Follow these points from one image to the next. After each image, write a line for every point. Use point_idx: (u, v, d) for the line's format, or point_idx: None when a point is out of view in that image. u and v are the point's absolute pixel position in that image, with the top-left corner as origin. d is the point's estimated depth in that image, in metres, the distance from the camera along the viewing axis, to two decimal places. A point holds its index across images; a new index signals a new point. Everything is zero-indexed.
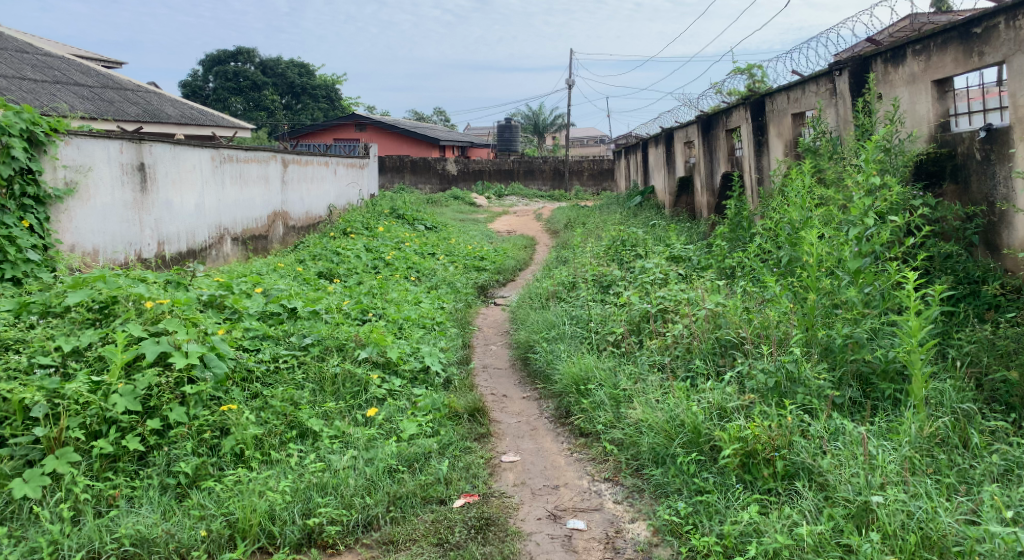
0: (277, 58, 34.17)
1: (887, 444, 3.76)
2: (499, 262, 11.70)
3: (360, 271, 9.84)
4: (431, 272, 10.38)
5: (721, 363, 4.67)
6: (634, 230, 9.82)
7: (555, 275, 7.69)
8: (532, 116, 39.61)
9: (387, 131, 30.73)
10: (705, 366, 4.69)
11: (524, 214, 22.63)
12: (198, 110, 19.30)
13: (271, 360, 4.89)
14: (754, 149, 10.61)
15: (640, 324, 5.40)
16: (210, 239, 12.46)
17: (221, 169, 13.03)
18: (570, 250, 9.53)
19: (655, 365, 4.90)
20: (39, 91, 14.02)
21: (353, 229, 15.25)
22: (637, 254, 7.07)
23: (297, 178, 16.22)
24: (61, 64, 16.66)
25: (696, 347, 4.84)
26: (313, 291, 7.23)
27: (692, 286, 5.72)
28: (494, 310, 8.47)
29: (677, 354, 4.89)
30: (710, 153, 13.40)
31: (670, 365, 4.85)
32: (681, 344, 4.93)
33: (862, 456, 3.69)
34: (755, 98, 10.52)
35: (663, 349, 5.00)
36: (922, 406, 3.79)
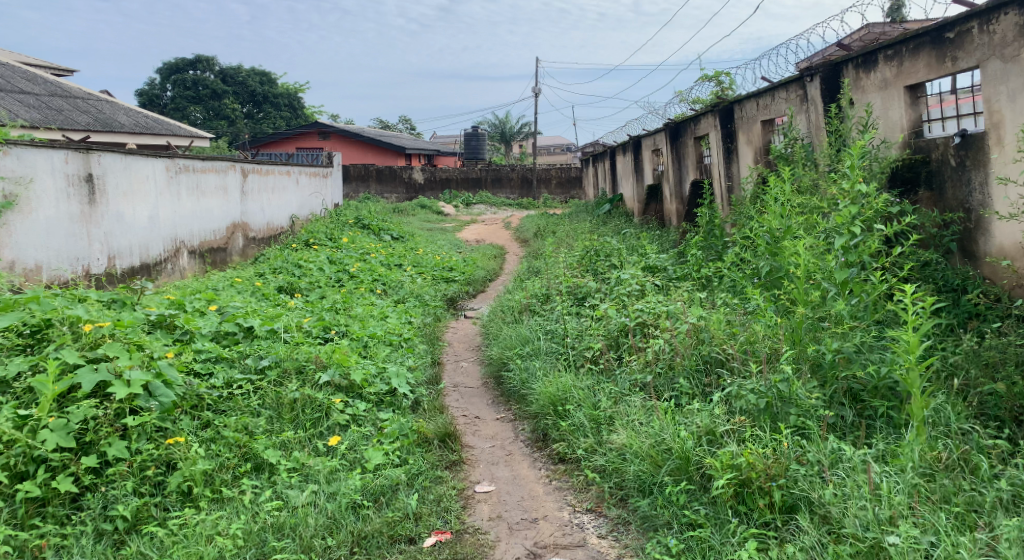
0: (238, 67, 33.61)
1: (891, 470, 3.55)
2: (468, 273, 11.41)
3: (323, 285, 9.48)
4: (398, 285, 10.06)
5: (709, 383, 4.44)
6: (606, 238, 9.61)
7: (527, 287, 7.42)
8: (498, 124, 39.44)
9: (351, 140, 30.33)
10: (690, 385, 4.46)
11: (492, 223, 22.37)
12: (154, 119, 18.78)
13: (225, 385, 4.56)
14: (723, 157, 10.41)
15: (618, 340, 5.14)
16: (166, 252, 12.08)
17: (178, 179, 12.65)
18: (541, 261, 9.28)
19: (638, 384, 4.65)
20: None
21: (317, 239, 14.85)
22: (611, 265, 6.83)
23: (258, 188, 15.80)
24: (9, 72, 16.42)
25: (679, 364, 4.60)
26: (273, 308, 6.90)
27: (673, 297, 5.50)
28: (464, 324, 8.17)
29: (659, 371, 4.64)
30: (678, 160, 13.23)
31: (652, 384, 4.60)
32: (663, 361, 4.69)
33: (868, 487, 3.47)
34: (723, 105, 10.32)
35: (644, 367, 4.75)
36: (922, 428, 3.59)
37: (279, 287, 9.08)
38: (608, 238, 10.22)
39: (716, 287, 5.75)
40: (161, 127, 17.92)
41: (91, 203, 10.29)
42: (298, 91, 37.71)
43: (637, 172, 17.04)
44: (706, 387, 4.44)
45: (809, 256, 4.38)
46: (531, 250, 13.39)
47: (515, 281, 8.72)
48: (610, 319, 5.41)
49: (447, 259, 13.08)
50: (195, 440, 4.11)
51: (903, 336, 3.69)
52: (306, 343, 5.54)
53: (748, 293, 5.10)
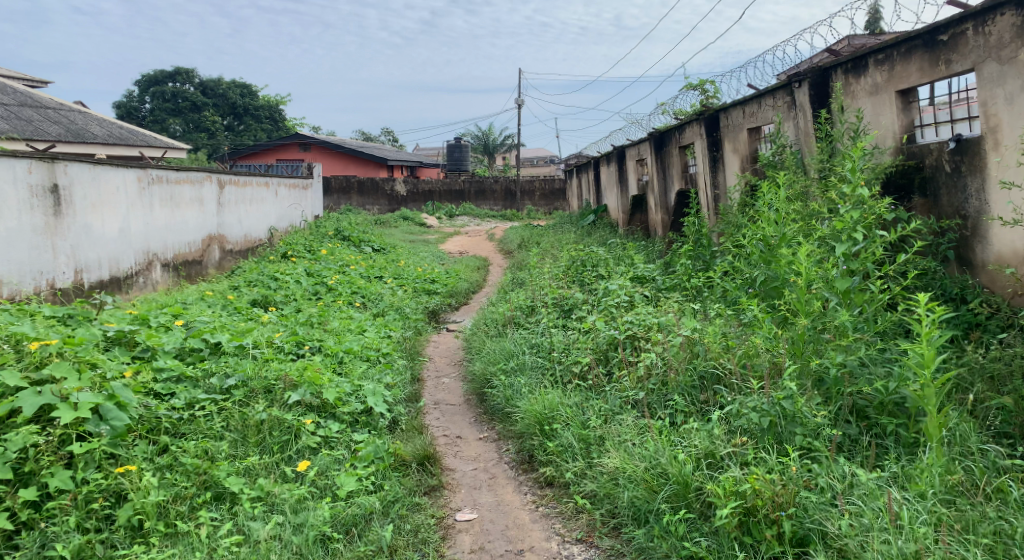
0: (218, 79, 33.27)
1: (910, 498, 3.35)
2: (451, 285, 11.13)
3: (300, 298, 9.18)
4: (379, 298, 9.76)
5: (707, 398, 4.20)
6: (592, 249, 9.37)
7: (510, 298, 7.16)
8: (481, 136, 39.25)
9: (333, 152, 30.03)
10: (685, 401, 4.22)
11: (475, 234, 22.12)
12: (129, 130, 18.44)
13: (185, 407, 4.25)
14: (709, 165, 10.18)
15: (608, 353, 4.88)
16: (138, 265, 11.75)
17: (151, 190, 12.32)
18: (525, 272, 9.02)
19: (630, 400, 4.39)
20: None
21: (296, 252, 14.51)
22: (597, 276, 6.58)
23: (235, 200, 15.45)
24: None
25: (673, 380, 4.35)
26: (245, 323, 6.60)
27: (664, 308, 5.25)
28: (446, 338, 7.88)
29: (652, 388, 4.39)
30: (663, 169, 13.02)
31: (645, 401, 4.35)
32: (656, 376, 4.44)
33: (887, 517, 3.27)
34: (708, 112, 10.08)
35: (635, 383, 4.49)
36: (941, 449, 3.40)
37: (254, 302, 8.77)
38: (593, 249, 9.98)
39: (707, 298, 5.51)
40: (136, 139, 17.57)
41: (57, 214, 9.99)
42: (279, 103, 37.38)
43: (622, 182, 16.84)
44: (703, 403, 4.19)
45: (809, 262, 4.12)
46: (515, 260, 13.13)
47: (499, 292, 8.46)
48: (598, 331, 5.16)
49: (428, 271, 12.78)
50: (148, 468, 3.79)
51: (917, 350, 3.46)
52: (276, 360, 5.24)
53: (742, 303, 4.87)
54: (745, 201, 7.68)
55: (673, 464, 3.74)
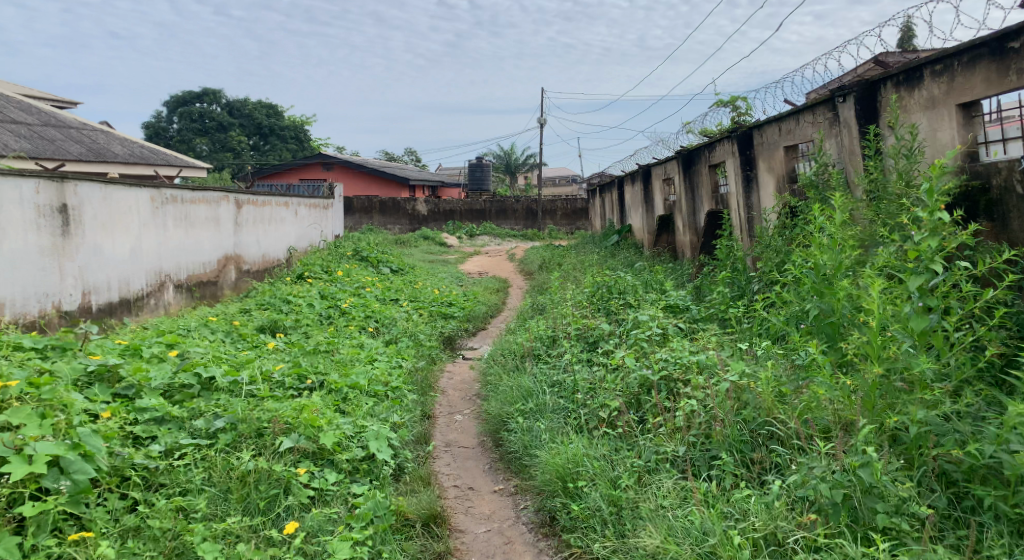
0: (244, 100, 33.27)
1: None
2: (469, 309, 10.65)
3: (310, 324, 8.72)
4: (393, 322, 9.29)
5: (762, 461, 3.84)
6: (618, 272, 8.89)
7: (531, 327, 6.67)
8: (503, 155, 38.95)
9: (354, 171, 29.80)
10: (736, 461, 3.87)
11: (496, 254, 21.67)
12: (150, 149, 18.28)
13: (163, 455, 3.88)
14: (742, 185, 9.68)
15: (640, 397, 4.46)
16: (149, 287, 11.39)
17: (164, 210, 11.99)
18: (548, 296, 8.53)
19: (668, 456, 4.02)
20: None
21: (312, 273, 14.12)
22: (626, 305, 6.09)
23: (252, 220, 15.13)
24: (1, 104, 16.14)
25: (718, 434, 3.97)
26: (246, 354, 6.17)
27: (701, 343, 4.79)
28: (461, 368, 7.38)
29: (693, 442, 4.03)
30: (693, 189, 12.50)
31: (685, 458, 3.99)
32: (698, 428, 4.07)
33: None
34: (742, 129, 9.57)
35: (673, 436, 4.11)
36: None
37: (259, 327, 8.32)
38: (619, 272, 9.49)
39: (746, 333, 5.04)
40: (157, 159, 17.37)
41: (65, 234, 9.66)
42: (303, 122, 37.30)
43: (647, 202, 16.31)
44: (757, 464, 3.84)
45: (878, 298, 3.65)
46: (537, 283, 12.63)
47: (517, 320, 7.97)
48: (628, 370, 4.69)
49: (444, 293, 12.33)
50: (108, 534, 3.44)
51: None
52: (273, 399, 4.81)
53: (790, 342, 4.44)
54: (782, 224, 7.18)
55: (726, 544, 3.42)
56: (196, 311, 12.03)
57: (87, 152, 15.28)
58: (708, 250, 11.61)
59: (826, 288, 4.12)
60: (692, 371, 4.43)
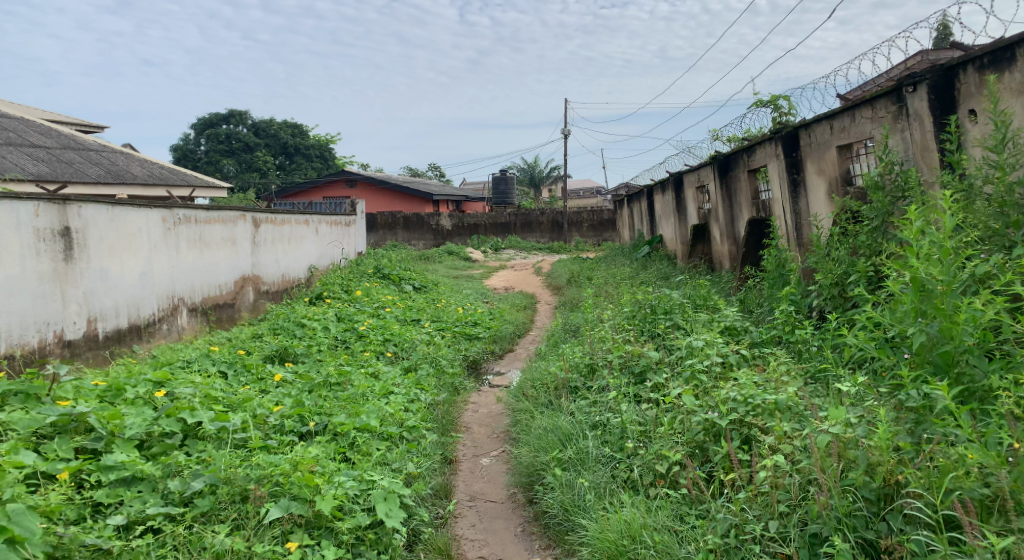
0: (270, 120, 33.00)
1: None
2: (495, 329, 9.94)
3: (323, 350, 8.06)
4: (415, 346, 8.62)
5: (893, 550, 3.28)
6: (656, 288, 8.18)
7: (565, 353, 5.96)
8: (527, 167, 38.37)
9: (378, 188, 29.33)
10: (852, 544, 3.34)
11: (522, 269, 20.94)
12: (170, 169, 17.93)
13: (121, 532, 3.46)
14: (790, 190, 8.96)
15: (705, 445, 4.00)
16: (161, 311, 10.81)
17: (177, 231, 11.44)
18: (582, 314, 7.80)
19: (754, 536, 3.52)
20: None
21: (330, 293, 13.50)
22: (677, 328, 5.38)
23: (271, 239, 14.58)
24: (18, 127, 15.83)
25: (824, 508, 3.44)
26: (249, 392, 5.55)
27: (766, 380, 4.23)
28: (487, 398, 6.59)
29: (784, 514, 3.53)
30: (734, 196, 11.73)
31: (769, 535, 3.50)
32: (789, 491, 3.58)
33: None
34: (788, 129, 8.83)
35: (754, 502, 3.64)
36: None
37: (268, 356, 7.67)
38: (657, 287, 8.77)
39: (830, 367, 4.46)
40: (176, 179, 16.96)
41: (69, 259, 9.08)
42: (328, 141, 36.98)
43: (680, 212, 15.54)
44: (884, 553, 3.30)
45: None
46: (567, 300, 11.89)
47: (549, 343, 7.24)
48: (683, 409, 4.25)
49: (468, 311, 11.64)
50: None
51: None
52: (264, 451, 4.19)
53: (900, 381, 3.84)
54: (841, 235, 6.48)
55: None
56: (210, 336, 11.44)
57: (103, 175, 14.89)
58: (753, 260, 10.75)
59: (940, 306, 3.76)
60: (770, 413, 3.93)
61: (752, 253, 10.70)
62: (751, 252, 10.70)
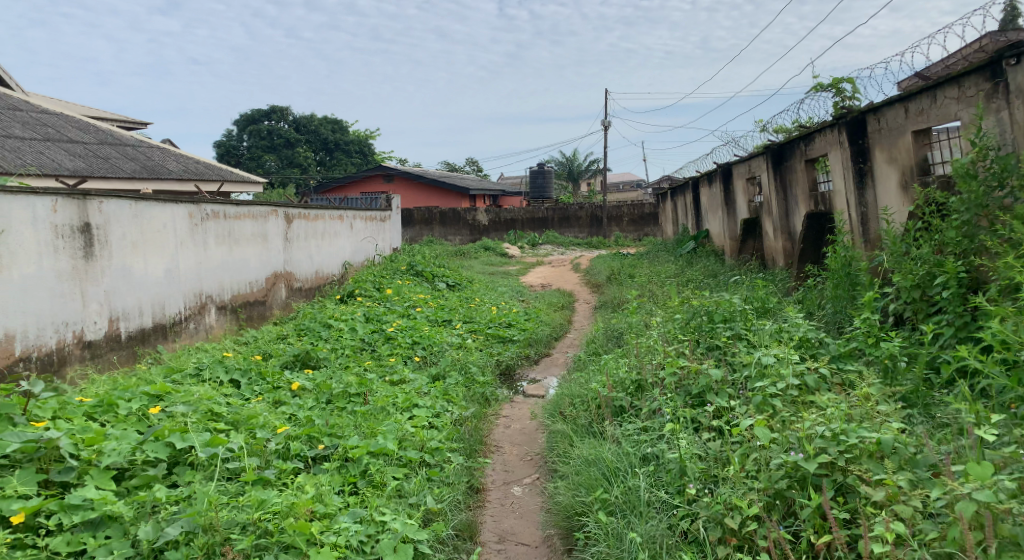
0: (311, 116, 32.75)
1: None
2: (530, 331, 9.31)
3: (347, 354, 7.51)
4: (445, 352, 8.04)
5: None
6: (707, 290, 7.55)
7: (610, 361, 5.36)
8: (567, 161, 37.70)
9: (415, 183, 28.89)
10: None
11: (560, 265, 20.27)
12: (206, 163, 17.66)
13: None
14: (855, 181, 8.30)
15: (788, 494, 3.53)
16: (187, 310, 10.37)
17: (205, 227, 11.00)
18: (626, 318, 7.16)
19: None
20: (22, 149, 12.85)
21: (362, 290, 12.99)
22: (739, 338, 4.76)
23: (305, 235, 14.14)
24: (57, 122, 15.63)
25: None
26: (263, 406, 5.06)
27: (855, 416, 3.73)
28: (520, 412, 5.95)
29: None
30: (793, 187, 11.02)
31: None
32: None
33: None
34: (854, 114, 8.21)
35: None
36: None
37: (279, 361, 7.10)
38: (706, 291, 8.18)
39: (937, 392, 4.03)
40: (211, 175, 16.65)
41: (90, 256, 8.54)
42: (367, 136, 36.69)
43: (730, 205, 14.81)
44: None
45: None
46: (608, 300, 11.22)
47: (590, 351, 6.62)
48: (758, 443, 3.79)
49: (500, 311, 11.06)
50: None
51: None
52: (259, 484, 3.88)
53: None
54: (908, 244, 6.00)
55: None
56: (239, 335, 11.00)
57: (139, 171, 14.62)
58: (814, 258, 10.04)
59: None
60: (872, 458, 3.54)
61: (811, 252, 10.05)
62: (810, 250, 10.05)
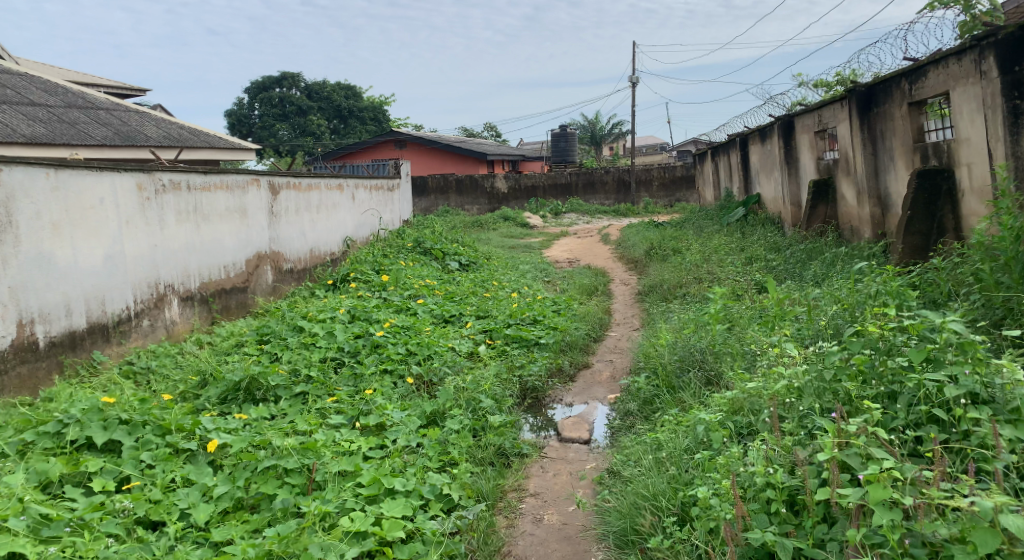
0: (323, 82, 30.53)
1: None
2: (562, 330, 7.20)
3: (315, 382, 5.44)
4: (455, 366, 5.95)
5: None
6: (816, 297, 5.64)
7: (741, 467, 3.35)
8: (589, 123, 35.52)
9: (428, 148, 26.71)
10: None
11: (586, 236, 18.10)
12: (190, 128, 15.59)
13: None
14: (1004, 123, 6.03)
15: None
16: (141, 304, 8.13)
17: (162, 202, 8.70)
18: (709, 335, 5.05)
19: None
20: None
21: (358, 274, 10.89)
22: (976, 404, 3.18)
23: (296, 207, 11.95)
24: (18, 83, 13.62)
25: None
26: (132, 512, 3.28)
27: None
28: (557, 487, 4.04)
29: None
30: (892, 138, 9.00)
31: None
32: None
33: None
34: (1006, 33, 5.97)
35: None
36: None
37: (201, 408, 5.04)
38: (810, 289, 6.36)
39: None
40: (198, 141, 14.62)
41: None
42: (381, 102, 34.53)
43: (796, 165, 12.60)
44: None
45: None
46: (656, 286, 9.10)
47: (676, 406, 4.45)
48: None
49: (520, 300, 8.88)
50: None
51: None
52: None
53: None
54: None
55: None
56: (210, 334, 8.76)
57: (112, 137, 12.59)
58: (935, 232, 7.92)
59: None
60: None
61: (922, 221, 7.89)
62: (920, 218, 7.89)
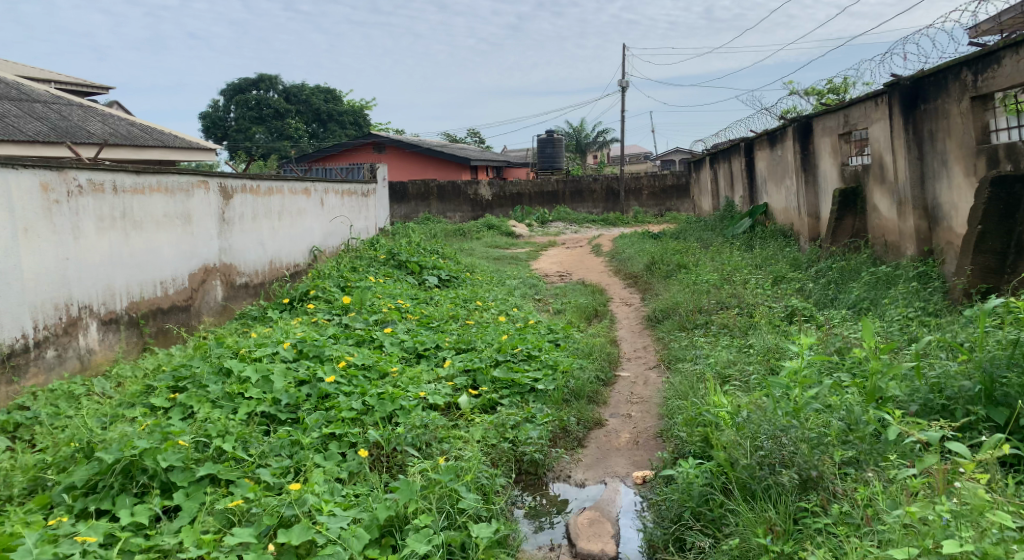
0: (302, 83, 28.95)
1: None
2: (564, 370, 5.72)
3: (228, 461, 3.88)
4: (427, 425, 4.44)
5: None
6: (918, 346, 4.20)
7: None
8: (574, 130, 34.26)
9: (409, 153, 25.18)
10: None
11: (575, 246, 16.64)
12: (143, 126, 13.97)
13: None
14: None
15: None
16: (45, 331, 6.11)
17: (77, 205, 6.61)
18: (785, 406, 3.61)
19: None
20: None
21: (319, 292, 9.37)
22: None
23: (253, 214, 10.22)
24: None
25: None
26: None
27: None
28: None
29: None
30: (948, 140, 7.60)
31: None
32: None
33: None
34: None
35: None
36: None
37: (59, 501, 3.50)
38: (886, 334, 4.95)
39: None
40: (149, 139, 13.00)
41: None
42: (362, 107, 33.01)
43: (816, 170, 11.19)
44: None
45: None
46: (672, 310, 7.63)
47: (765, 537, 3.17)
48: None
49: (510, 326, 7.39)
50: None
51: None
52: None
53: None
54: None
55: None
56: (140, 365, 6.68)
57: (46, 132, 11.00)
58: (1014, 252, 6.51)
59: None
60: None
61: (996, 238, 6.52)
62: (994, 235, 6.53)
